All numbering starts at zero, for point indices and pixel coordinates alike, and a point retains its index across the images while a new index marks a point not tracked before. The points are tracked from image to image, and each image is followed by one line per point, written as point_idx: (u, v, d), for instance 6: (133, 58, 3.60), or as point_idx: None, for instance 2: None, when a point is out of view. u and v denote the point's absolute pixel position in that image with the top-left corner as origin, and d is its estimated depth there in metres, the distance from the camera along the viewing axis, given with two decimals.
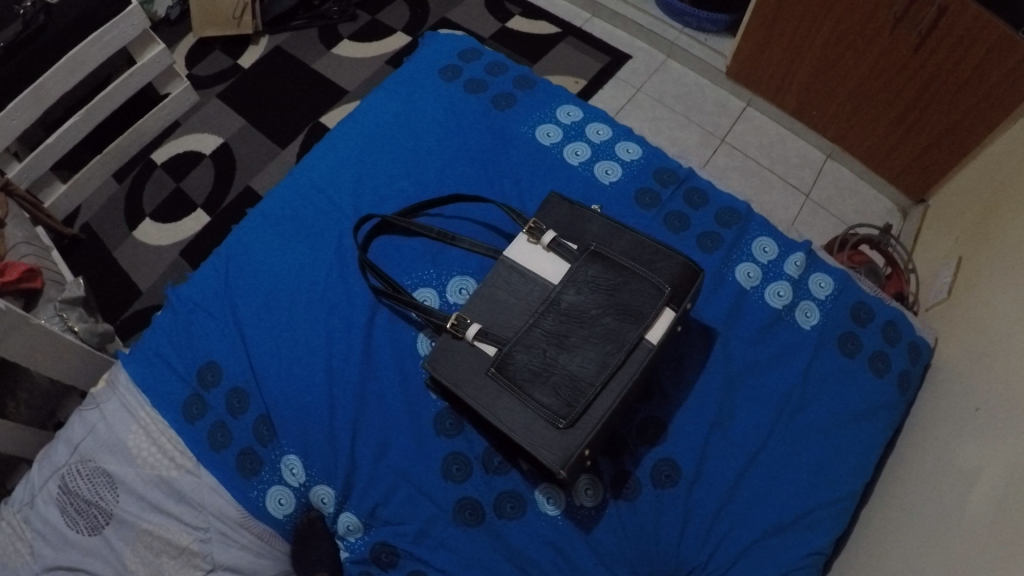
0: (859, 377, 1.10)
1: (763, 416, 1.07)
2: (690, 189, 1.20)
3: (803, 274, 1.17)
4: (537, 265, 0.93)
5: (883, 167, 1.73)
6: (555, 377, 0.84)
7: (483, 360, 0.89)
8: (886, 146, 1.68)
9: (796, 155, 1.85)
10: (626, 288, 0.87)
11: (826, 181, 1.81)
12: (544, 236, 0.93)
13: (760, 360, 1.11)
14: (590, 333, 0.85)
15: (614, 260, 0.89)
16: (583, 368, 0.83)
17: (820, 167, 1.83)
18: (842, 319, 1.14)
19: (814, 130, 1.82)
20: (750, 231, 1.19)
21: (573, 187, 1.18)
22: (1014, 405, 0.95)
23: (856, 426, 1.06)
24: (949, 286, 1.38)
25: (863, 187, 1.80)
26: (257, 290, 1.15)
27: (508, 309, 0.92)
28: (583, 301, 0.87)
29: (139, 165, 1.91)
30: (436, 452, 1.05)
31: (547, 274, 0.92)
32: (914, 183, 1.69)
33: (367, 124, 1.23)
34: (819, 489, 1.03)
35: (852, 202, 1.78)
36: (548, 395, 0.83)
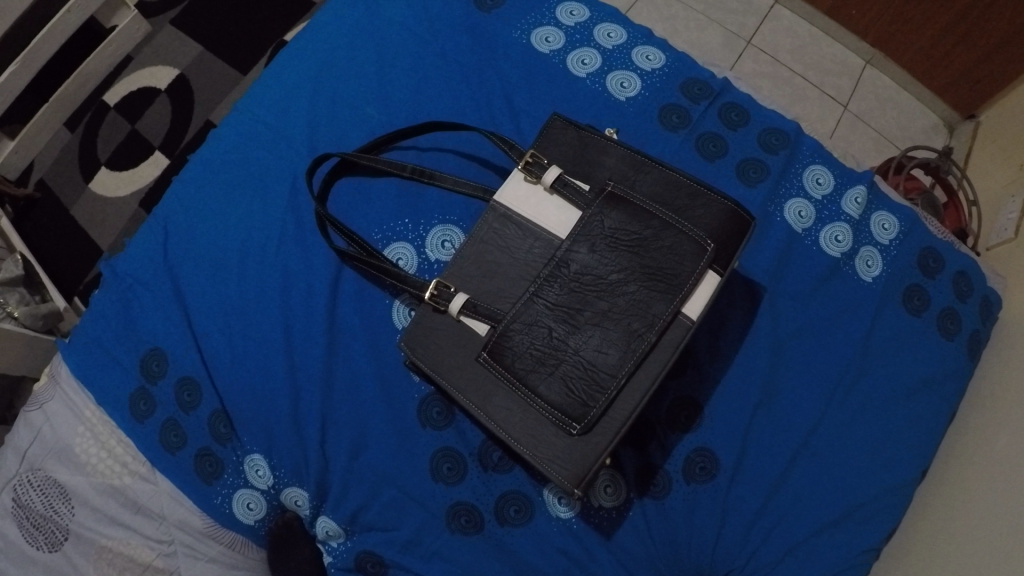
0: (925, 338, 0.92)
1: (816, 389, 0.89)
2: (727, 106, 0.97)
3: (864, 213, 0.96)
4: (538, 214, 0.72)
5: (935, 70, 1.49)
6: (565, 367, 0.65)
7: (474, 342, 0.70)
8: (939, 48, 1.43)
9: (831, 59, 1.60)
10: (654, 244, 0.66)
11: (865, 91, 1.57)
12: (546, 175, 0.71)
13: (814, 321, 0.91)
14: (609, 306, 0.65)
15: (639, 205, 0.67)
16: (601, 354, 0.64)
17: (859, 75, 1.58)
18: (908, 268, 0.95)
19: (853, 31, 1.57)
20: (801, 157, 0.97)
21: (580, 107, 0.96)
22: None
23: (925, 396, 0.89)
24: (1017, 223, 1.18)
25: (906, 98, 1.57)
26: (199, 256, 0.94)
27: (502, 272, 0.71)
28: (599, 262, 0.66)
29: (92, 108, 1.66)
30: (421, 449, 0.86)
31: (551, 226, 0.71)
32: (968, 95, 1.47)
33: (322, 39, 0.99)
34: (880, 477, 0.86)
35: (894, 116, 1.56)
36: (557, 391, 0.65)
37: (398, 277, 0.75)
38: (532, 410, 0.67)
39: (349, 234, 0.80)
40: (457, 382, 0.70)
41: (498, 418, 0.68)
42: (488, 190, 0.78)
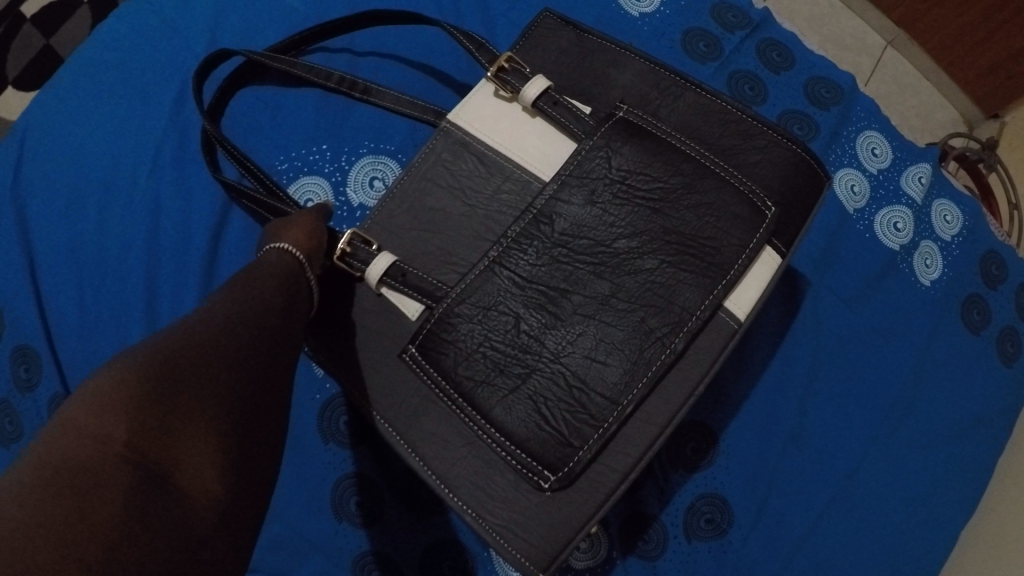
0: (988, 366, 0.71)
1: (854, 423, 0.68)
2: (769, 41, 0.75)
3: (926, 199, 0.76)
4: (514, 145, 0.52)
5: (978, 58, 1.19)
6: (540, 379, 0.46)
7: (406, 335, 0.51)
8: (978, 31, 1.15)
9: (849, 36, 1.28)
10: (683, 200, 0.48)
11: (883, 74, 1.28)
12: (527, 90, 0.51)
13: (863, 332, 0.70)
14: (613, 290, 0.47)
15: (663, 138, 0.49)
16: (597, 365, 0.46)
17: (879, 56, 1.28)
18: (970, 273, 0.74)
19: (875, 7, 1.26)
20: (855, 119, 0.75)
21: (578, 11, 0.73)
22: None
23: (987, 435, 0.69)
24: None
25: (925, 88, 1.27)
26: (50, 184, 0.69)
27: (451, 226, 0.52)
28: (600, 222, 0.48)
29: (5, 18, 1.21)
30: (322, 474, 0.63)
31: (528, 161, 0.52)
32: (994, 90, 1.21)
33: None
34: (925, 538, 0.66)
35: (913, 106, 1.27)
36: (528, 412, 0.46)
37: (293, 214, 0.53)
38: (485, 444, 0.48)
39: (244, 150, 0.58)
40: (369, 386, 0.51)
41: (431, 452, 0.49)
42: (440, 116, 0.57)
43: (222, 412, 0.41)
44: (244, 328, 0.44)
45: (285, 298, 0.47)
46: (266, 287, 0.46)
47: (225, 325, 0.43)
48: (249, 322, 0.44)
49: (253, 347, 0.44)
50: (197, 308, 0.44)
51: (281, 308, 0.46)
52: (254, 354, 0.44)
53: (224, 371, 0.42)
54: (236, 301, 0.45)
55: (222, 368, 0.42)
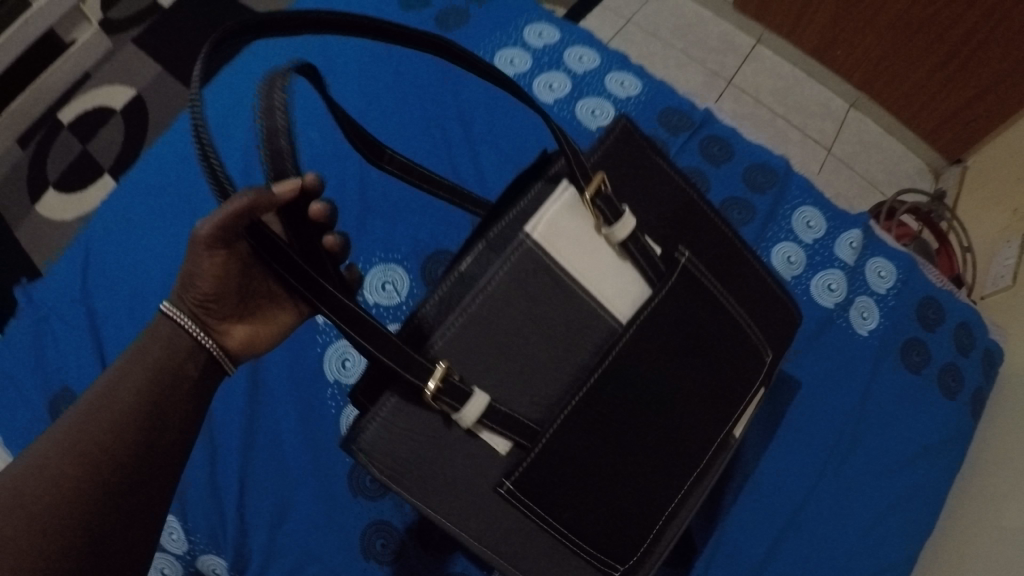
0: (928, 398, 0.87)
1: (805, 458, 0.84)
2: (708, 139, 0.97)
3: (859, 260, 0.93)
4: (597, 278, 0.60)
5: (922, 116, 1.48)
6: (617, 497, 0.60)
7: (489, 462, 0.58)
8: (931, 87, 1.42)
9: (815, 103, 1.56)
10: (710, 345, 0.64)
11: (849, 134, 1.55)
12: (619, 228, 0.59)
13: (806, 377, 0.87)
14: (670, 422, 0.62)
15: (708, 291, 0.64)
16: (656, 481, 0.62)
17: (843, 117, 1.56)
18: (908, 321, 0.90)
19: (836, 74, 1.55)
20: (790, 198, 0.94)
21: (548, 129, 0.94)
22: None
23: (926, 460, 0.85)
24: (1014, 270, 1.16)
25: (890, 143, 1.55)
26: (122, 286, 0.84)
27: (530, 351, 0.58)
28: (665, 365, 0.61)
29: (44, 124, 1.45)
30: (352, 523, 0.75)
31: (605, 292, 0.60)
32: (953, 139, 1.46)
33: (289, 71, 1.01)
34: (874, 547, 0.80)
35: (879, 160, 1.54)
36: (604, 522, 0.60)
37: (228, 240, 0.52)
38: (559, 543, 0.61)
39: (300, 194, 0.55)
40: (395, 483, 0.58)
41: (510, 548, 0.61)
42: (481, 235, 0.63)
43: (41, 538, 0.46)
44: (95, 472, 0.49)
45: (151, 422, 0.52)
46: (122, 406, 0.52)
47: (80, 467, 0.49)
48: (104, 460, 0.50)
49: (102, 486, 0.50)
50: (59, 442, 0.50)
51: (143, 447, 0.52)
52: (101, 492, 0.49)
53: (47, 500, 0.47)
54: (92, 423, 0.51)
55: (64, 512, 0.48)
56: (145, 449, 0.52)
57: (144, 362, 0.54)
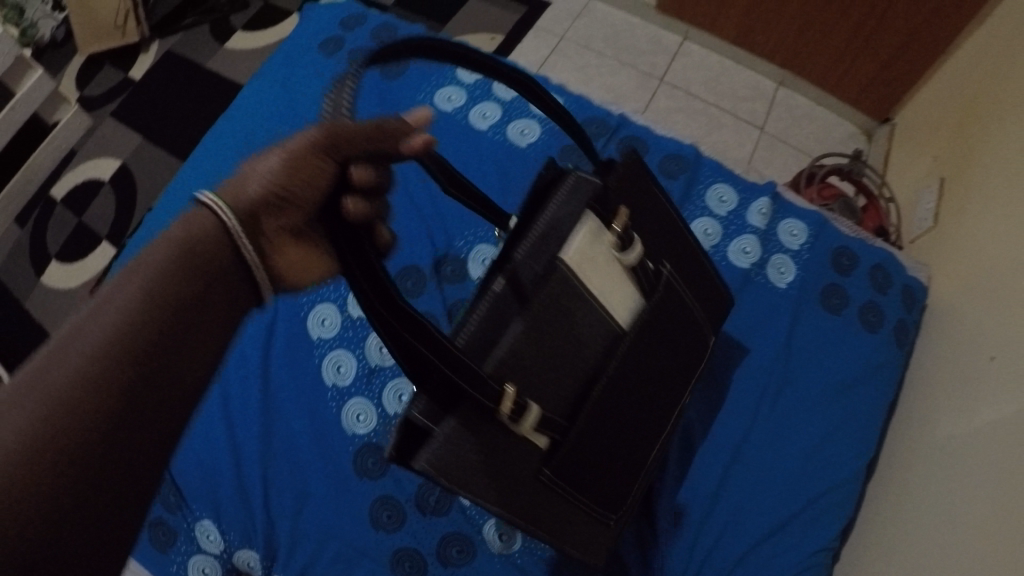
0: (850, 333, 1.02)
1: (746, 401, 0.98)
2: (620, 141, 1.17)
3: (770, 223, 1.11)
4: (612, 294, 0.71)
5: (847, 82, 1.59)
6: (609, 467, 0.73)
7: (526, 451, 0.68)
8: (848, 56, 1.53)
9: (744, 86, 1.68)
10: (674, 335, 0.78)
11: (781, 111, 1.66)
12: (631, 253, 0.71)
13: (737, 330, 1.03)
14: (645, 400, 0.75)
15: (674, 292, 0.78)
16: (633, 449, 0.75)
17: (773, 97, 1.67)
18: (823, 271, 1.07)
19: (761, 57, 1.67)
20: (702, 180, 1.15)
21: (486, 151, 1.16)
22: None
23: (855, 388, 0.99)
24: (935, 212, 1.25)
25: (820, 113, 1.66)
26: None
27: (561, 358, 0.68)
28: (646, 356, 0.74)
29: (40, 202, 1.60)
30: (362, 498, 0.89)
31: (617, 306, 0.71)
32: (879, 98, 1.57)
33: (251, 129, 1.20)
34: (816, 465, 0.95)
35: (812, 130, 1.64)
36: (601, 486, 0.73)
37: (307, 178, 0.54)
38: (575, 510, 0.72)
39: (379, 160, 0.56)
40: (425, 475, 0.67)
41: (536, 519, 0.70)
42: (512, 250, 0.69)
43: (19, 431, 0.40)
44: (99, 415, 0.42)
45: (158, 357, 0.46)
46: (112, 325, 0.45)
47: (68, 410, 0.41)
48: (108, 399, 0.43)
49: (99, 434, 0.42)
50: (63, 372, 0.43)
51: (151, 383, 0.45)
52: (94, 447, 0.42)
53: (40, 401, 0.41)
54: (77, 340, 0.44)
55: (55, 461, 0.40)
56: (142, 359, 0.45)
57: (153, 293, 0.47)
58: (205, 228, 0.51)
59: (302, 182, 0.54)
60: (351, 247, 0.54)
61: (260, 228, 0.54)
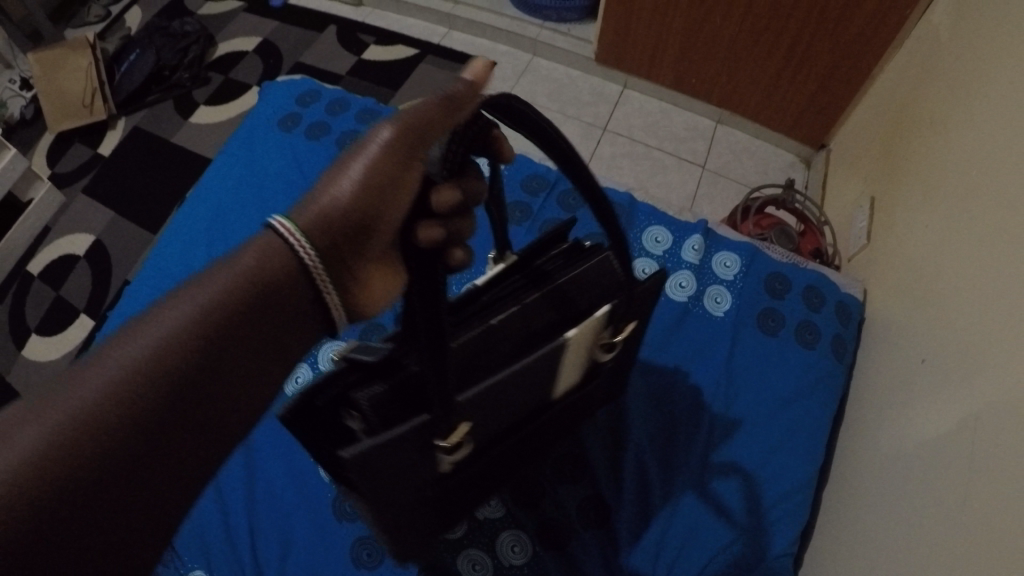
0: (788, 351, 1.13)
1: (698, 418, 1.08)
2: (562, 194, 1.24)
3: (703, 257, 1.25)
4: (566, 376, 0.73)
5: (778, 112, 1.61)
6: (464, 487, 0.76)
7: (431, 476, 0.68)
8: (774, 93, 1.57)
9: (684, 127, 1.76)
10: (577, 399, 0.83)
11: (721, 147, 1.73)
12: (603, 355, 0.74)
13: (681, 356, 1.15)
14: (524, 439, 0.79)
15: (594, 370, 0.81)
16: (485, 478, 0.79)
17: (712, 135, 1.75)
18: (758, 296, 1.19)
19: (697, 99, 1.74)
20: (640, 225, 1.30)
21: None
22: (955, 345, 0.84)
23: (797, 399, 1.08)
24: (868, 229, 1.23)
25: (760, 146, 1.72)
26: None
27: (509, 407, 0.69)
28: (550, 407, 0.78)
29: (16, 278, 1.65)
30: (343, 541, 0.96)
31: (563, 382, 0.74)
32: (813, 127, 1.60)
33: (215, 203, 1.27)
34: (765, 474, 1.02)
35: (752, 163, 1.70)
36: (448, 498, 0.75)
37: (377, 196, 0.52)
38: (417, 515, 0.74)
39: (456, 173, 0.53)
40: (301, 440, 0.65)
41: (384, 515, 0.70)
42: (536, 279, 0.74)
43: (99, 425, 0.41)
44: (162, 427, 0.43)
45: (227, 372, 0.46)
46: (142, 345, 0.44)
47: (135, 414, 0.42)
48: (176, 414, 0.43)
49: (159, 444, 0.42)
50: (142, 371, 0.43)
51: (221, 394, 0.46)
52: (152, 455, 0.42)
53: (67, 420, 0.40)
54: (106, 364, 0.43)
55: (123, 466, 0.41)
56: (216, 372, 0.45)
57: (234, 300, 0.47)
58: (268, 251, 0.49)
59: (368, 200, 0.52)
60: (423, 271, 0.49)
61: (341, 256, 0.52)
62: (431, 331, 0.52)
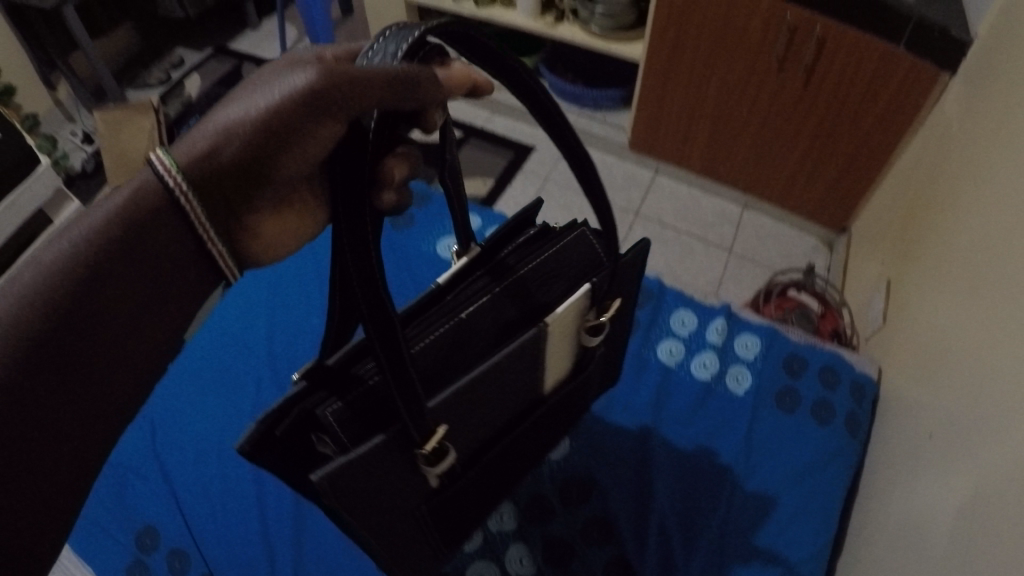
0: (805, 428, 1.17)
1: (719, 488, 1.12)
2: None
3: (725, 339, 1.31)
4: (554, 361, 0.75)
5: (803, 198, 1.68)
6: (460, 502, 0.77)
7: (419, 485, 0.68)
8: (795, 179, 1.65)
9: (712, 212, 1.84)
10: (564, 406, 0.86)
11: (748, 231, 1.80)
12: (594, 340, 0.75)
13: (702, 430, 1.19)
14: (513, 450, 0.81)
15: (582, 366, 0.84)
16: (481, 490, 0.81)
17: (739, 220, 1.82)
18: (776, 376, 1.24)
19: (725, 186, 1.82)
20: (667, 309, 1.37)
21: None
22: (964, 418, 0.89)
23: (812, 474, 1.12)
24: (883, 312, 1.29)
25: (785, 230, 1.79)
26: (186, 445, 1.17)
27: (489, 410, 0.70)
28: (537, 415, 0.80)
29: None
30: None
31: (549, 373, 0.76)
32: (834, 214, 1.67)
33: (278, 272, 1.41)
34: (781, 543, 1.05)
35: (777, 247, 1.76)
36: (443, 518, 0.76)
37: (279, 139, 0.48)
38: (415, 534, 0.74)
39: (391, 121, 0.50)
40: (273, 466, 0.65)
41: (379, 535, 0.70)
42: (498, 274, 0.75)
43: None
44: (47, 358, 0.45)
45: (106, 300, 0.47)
46: (36, 275, 0.45)
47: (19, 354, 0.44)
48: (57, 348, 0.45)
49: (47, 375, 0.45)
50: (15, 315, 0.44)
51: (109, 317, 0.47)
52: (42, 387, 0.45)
53: None
54: None
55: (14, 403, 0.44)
56: (97, 296, 0.46)
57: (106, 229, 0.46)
58: (148, 189, 0.48)
59: (266, 138, 0.48)
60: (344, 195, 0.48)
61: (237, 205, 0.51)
62: (376, 308, 0.51)
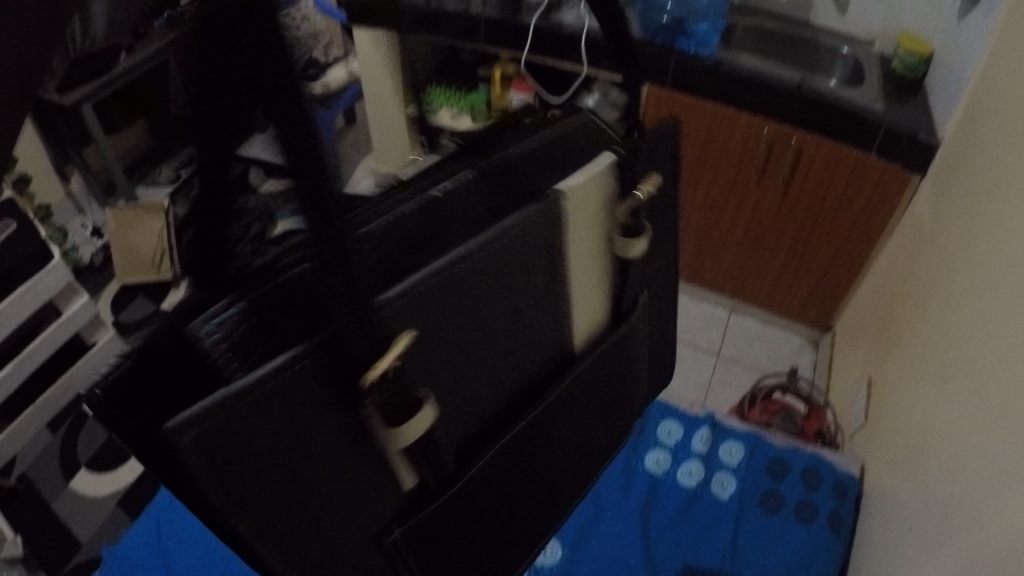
0: (790, 530, 1.16)
1: None
2: None
3: (710, 447, 1.28)
4: (583, 276, 0.59)
5: (788, 301, 1.72)
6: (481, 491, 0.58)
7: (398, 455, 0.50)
8: (777, 281, 1.70)
9: (700, 317, 1.87)
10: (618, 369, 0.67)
11: (735, 334, 1.83)
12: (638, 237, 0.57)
13: (689, 536, 1.18)
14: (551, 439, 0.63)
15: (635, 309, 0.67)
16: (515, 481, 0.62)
17: (726, 323, 1.85)
18: (760, 479, 1.23)
19: (712, 291, 1.87)
20: (653, 421, 1.33)
21: None
22: (944, 494, 0.90)
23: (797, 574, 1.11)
24: (865, 409, 1.30)
25: (771, 331, 1.82)
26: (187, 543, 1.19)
27: (478, 329, 0.52)
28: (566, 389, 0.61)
29: (71, 415, 1.66)
30: None
31: (586, 300, 0.61)
32: (816, 315, 1.71)
33: None
34: None
35: (764, 349, 1.79)
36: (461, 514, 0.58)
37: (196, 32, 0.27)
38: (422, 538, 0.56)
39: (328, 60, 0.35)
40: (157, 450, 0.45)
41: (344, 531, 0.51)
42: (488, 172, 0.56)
43: None
44: None
45: None
46: None
47: None
48: None
49: None
50: None
51: None
52: None
53: None
54: None
55: None
56: None
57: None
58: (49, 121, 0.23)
59: None
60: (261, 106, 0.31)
61: None
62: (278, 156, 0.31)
